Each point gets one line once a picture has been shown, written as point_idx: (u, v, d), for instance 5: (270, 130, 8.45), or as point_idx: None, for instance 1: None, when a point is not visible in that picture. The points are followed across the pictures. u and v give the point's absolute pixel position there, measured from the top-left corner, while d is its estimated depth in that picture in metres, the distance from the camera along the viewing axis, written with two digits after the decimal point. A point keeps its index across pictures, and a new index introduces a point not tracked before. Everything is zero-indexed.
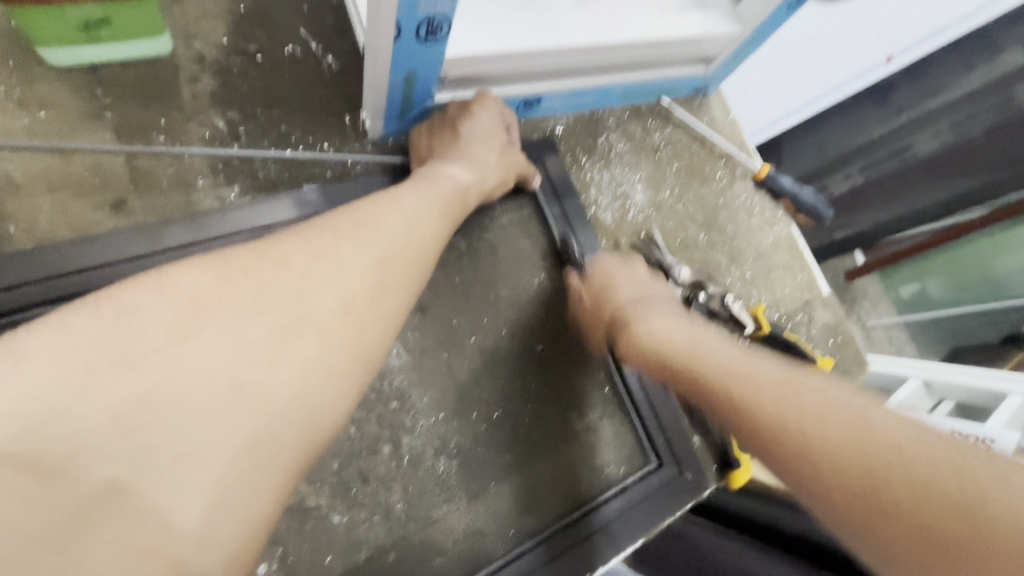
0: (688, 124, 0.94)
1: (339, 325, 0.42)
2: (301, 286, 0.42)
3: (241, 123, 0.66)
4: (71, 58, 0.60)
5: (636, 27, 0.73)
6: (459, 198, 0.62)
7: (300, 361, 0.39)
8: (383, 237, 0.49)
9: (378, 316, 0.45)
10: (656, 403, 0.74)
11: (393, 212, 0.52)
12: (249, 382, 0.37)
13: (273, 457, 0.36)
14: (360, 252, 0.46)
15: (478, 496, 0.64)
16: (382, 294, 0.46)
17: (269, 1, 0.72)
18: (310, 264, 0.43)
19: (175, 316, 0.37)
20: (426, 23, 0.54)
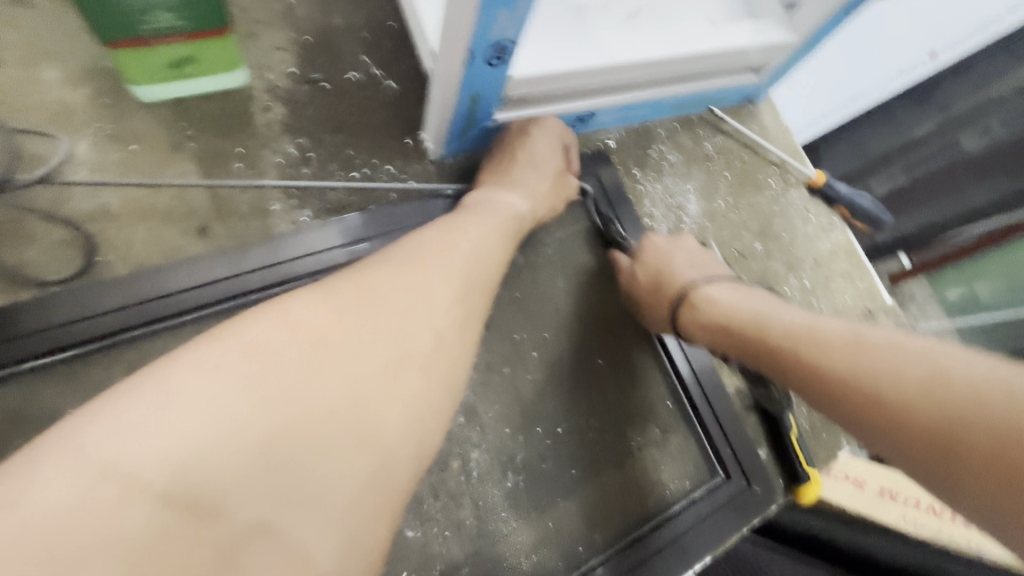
0: (740, 132, 0.94)
1: (435, 360, 0.45)
2: (403, 323, 0.44)
3: (312, 148, 0.69)
4: (158, 92, 0.63)
5: (692, 40, 0.74)
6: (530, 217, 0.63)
7: (406, 398, 0.42)
8: (461, 275, 0.51)
9: (464, 349, 0.48)
10: (722, 417, 0.74)
11: (464, 242, 0.54)
12: (366, 420, 0.39)
13: (385, 494, 0.40)
14: (447, 284, 0.49)
15: (545, 512, 0.64)
16: (468, 327, 0.49)
17: (332, 30, 0.75)
18: (408, 298, 0.45)
19: (300, 354, 0.39)
20: (496, 48, 0.55)
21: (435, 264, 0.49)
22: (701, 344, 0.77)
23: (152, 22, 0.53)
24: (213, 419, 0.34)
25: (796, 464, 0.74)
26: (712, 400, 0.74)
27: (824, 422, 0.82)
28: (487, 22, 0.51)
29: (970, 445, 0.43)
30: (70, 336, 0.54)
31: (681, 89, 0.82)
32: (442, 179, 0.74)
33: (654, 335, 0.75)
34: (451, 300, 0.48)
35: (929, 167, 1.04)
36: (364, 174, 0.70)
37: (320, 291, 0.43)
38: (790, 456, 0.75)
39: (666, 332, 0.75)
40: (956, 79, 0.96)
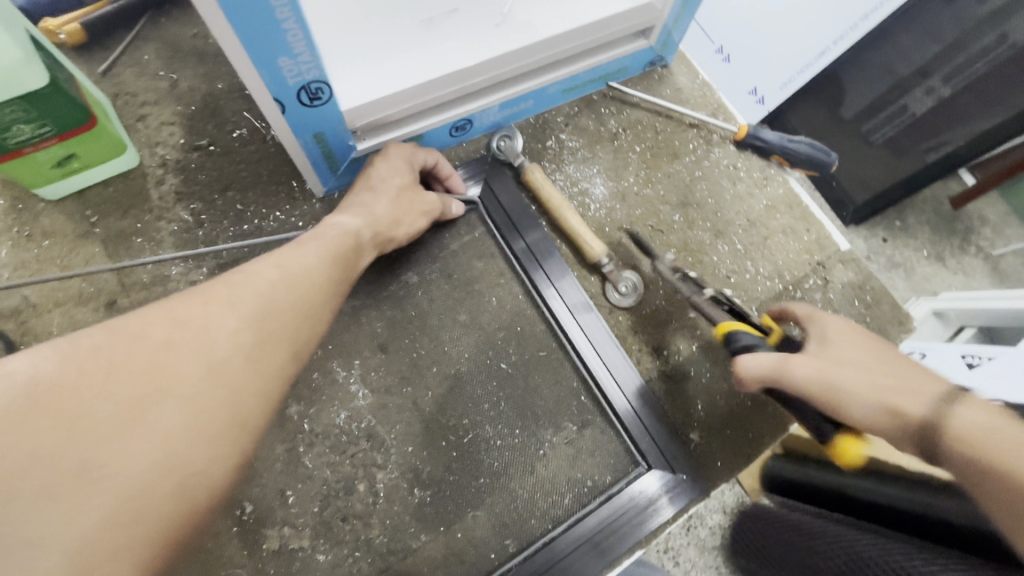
0: (648, 102, 0.89)
1: (209, 387, 0.40)
2: (160, 355, 0.40)
3: (204, 211, 0.75)
4: (58, 190, 0.71)
5: (546, 27, 0.72)
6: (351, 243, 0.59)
7: (160, 434, 0.37)
8: (253, 301, 0.45)
9: (255, 376, 0.43)
10: (639, 405, 0.71)
11: (269, 271, 0.49)
12: (96, 464, 0.34)
13: (132, 535, 0.34)
14: (231, 308, 0.44)
15: (453, 524, 0.65)
16: (269, 351, 0.45)
17: (215, 95, 0.80)
18: (171, 332, 0.41)
19: (3, 407, 0.34)
20: (304, 90, 0.56)
21: (218, 292, 0.45)
22: (608, 334, 0.74)
23: (15, 135, 0.60)
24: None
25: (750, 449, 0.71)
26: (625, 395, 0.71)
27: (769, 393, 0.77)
28: (275, 73, 0.53)
29: None
30: None
31: (559, 75, 0.79)
32: (329, 215, 0.77)
33: (557, 329, 0.74)
34: (239, 324, 0.44)
35: None
36: (254, 225, 0.75)
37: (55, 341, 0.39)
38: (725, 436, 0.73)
39: (571, 327, 0.73)
40: None
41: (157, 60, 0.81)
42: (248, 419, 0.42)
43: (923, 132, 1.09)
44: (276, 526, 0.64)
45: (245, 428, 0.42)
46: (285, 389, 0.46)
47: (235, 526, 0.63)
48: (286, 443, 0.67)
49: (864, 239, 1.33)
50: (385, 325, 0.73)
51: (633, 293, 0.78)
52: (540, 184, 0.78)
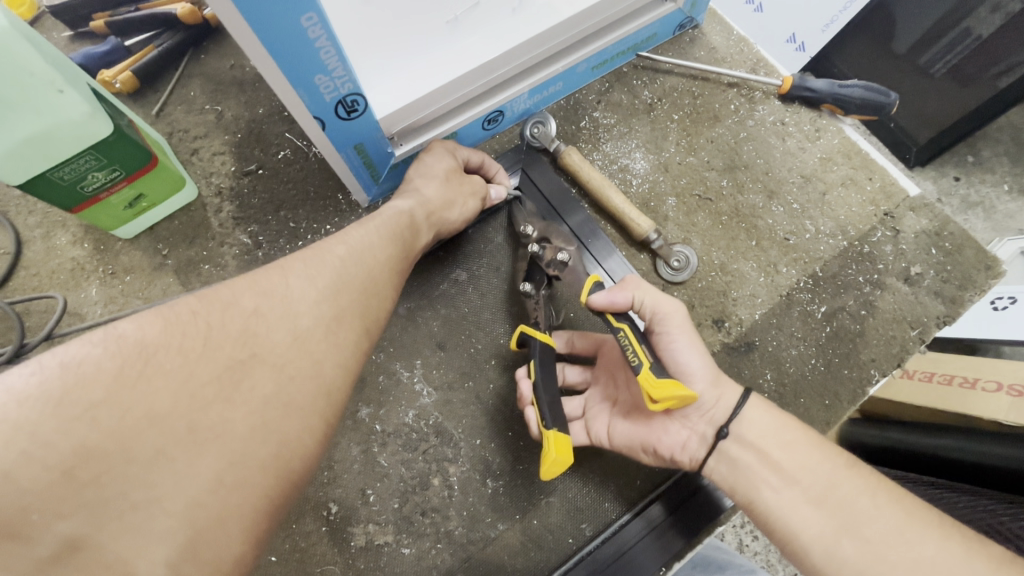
0: (681, 66, 0.86)
1: (292, 358, 0.43)
2: (251, 324, 0.42)
3: (261, 232, 0.79)
4: (133, 228, 0.77)
5: (568, 5, 0.71)
6: (407, 222, 0.61)
7: (256, 399, 0.40)
8: (323, 276, 0.48)
9: (332, 350, 0.45)
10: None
11: (337, 246, 0.51)
12: (205, 423, 0.37)
13: (235, 498, 0.36)
14: (307, 280, 0.47)
15: (529, 512, 0.66)
16: (343, 324, 0.47)
17: (258, 120, 0.84)
18: (258, 302, 0.43)
19: (120, 366, 0.36)
20: (341, 104, 0.58)
21: (295, 269, 0.47)
22: None
23: (91, 183, 0.66)
24: (10, 440, 0.31)
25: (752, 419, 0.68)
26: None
27: (842, 357, 0.73)
28: (313, 91, 0.55)
29: (865, 522, 0.49)
30: None
31: (585, 53, 0.77)
32: None
33: None
34: (316, 297, 0.46)
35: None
36: (309, 240, 0.78)
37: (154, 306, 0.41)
38: None
39: None
40: None
41: (202, 94, 0.86)
42: (332, 391, 0.44)
43: (992, 57, 0.96)
44: (361, 523, 0.67)
45: (329, 398, 0.44)
46: (360, 363, 0.48)
47: (324, 525, 0.67)
48: (362, 444, 0.70)
49: (932, 182, 1.23)
50: (441, 323, 0.74)
51: (686, 266, 0.75)
52: (578, 166, 0.77)
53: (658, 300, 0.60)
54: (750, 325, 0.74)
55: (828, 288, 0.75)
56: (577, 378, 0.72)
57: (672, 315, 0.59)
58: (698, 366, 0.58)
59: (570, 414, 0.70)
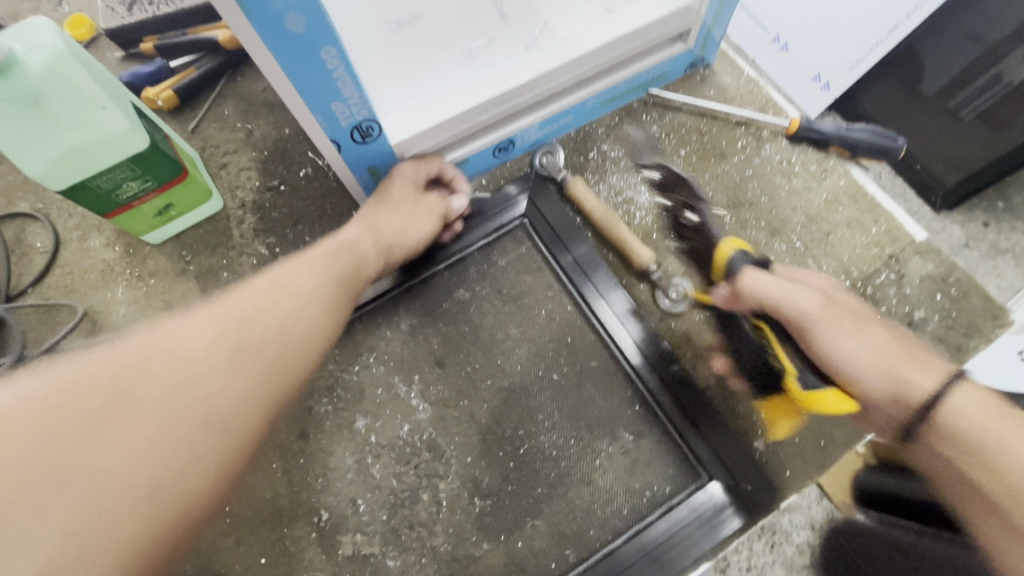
0: (690, 104, 0.89)
1: (177, 398, 0.42)
2: (132, 364, 0.41)
3: (278, 244, 0.83)
4: (161, 235, 0.82)
5: (581, 43, 0.75)
6: (343, 257, 0.60)
7: (129, 440, 0.39)
8: (230, 322, 0.47)
9: (225, 392, 0.44)
10: (684, 402, 0.70)
11: (248, 291, 0.51)
12: (66, 466, 0.36)
13: (98, 541, 0.36)
14: (212, 324, 0.46)
15: (514, 533, 0.67)
16: (249, 369, 0.46)
17: (284, 139, 0.89)
18: (144, 346, 0.43)
19: None
20: (357, 129, 0.62)
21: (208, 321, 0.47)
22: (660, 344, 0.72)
23: (126, 191, 0.71)
24: None
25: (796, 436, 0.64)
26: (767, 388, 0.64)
27: None
28: (331, 117, 0.59)
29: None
30: None
31: (596, 87, 0.81)
32: None
33: (608, 340, 0.74)
34: (212, 339, 0.45)
35: None
36: None
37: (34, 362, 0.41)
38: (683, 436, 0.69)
39: (620, 337, 0.73)
40: None
41: (234, 113, 0.92)
42: (228, 428, 0.44)
43: None
44: (349, 533, 0.68)
45: (226, 440, 0.43)
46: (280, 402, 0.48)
47: (314, 532, 0.68)
48: (356, 454, 0.72)
49: (960, 226, 1.10)
50: (441, 340, 0.77)
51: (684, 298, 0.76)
52: (582, 196, 0.80)
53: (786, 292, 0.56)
54: None
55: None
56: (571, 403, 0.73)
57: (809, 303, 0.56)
58: (860, 355, 0.53)
59: (562, 443, 0.71)
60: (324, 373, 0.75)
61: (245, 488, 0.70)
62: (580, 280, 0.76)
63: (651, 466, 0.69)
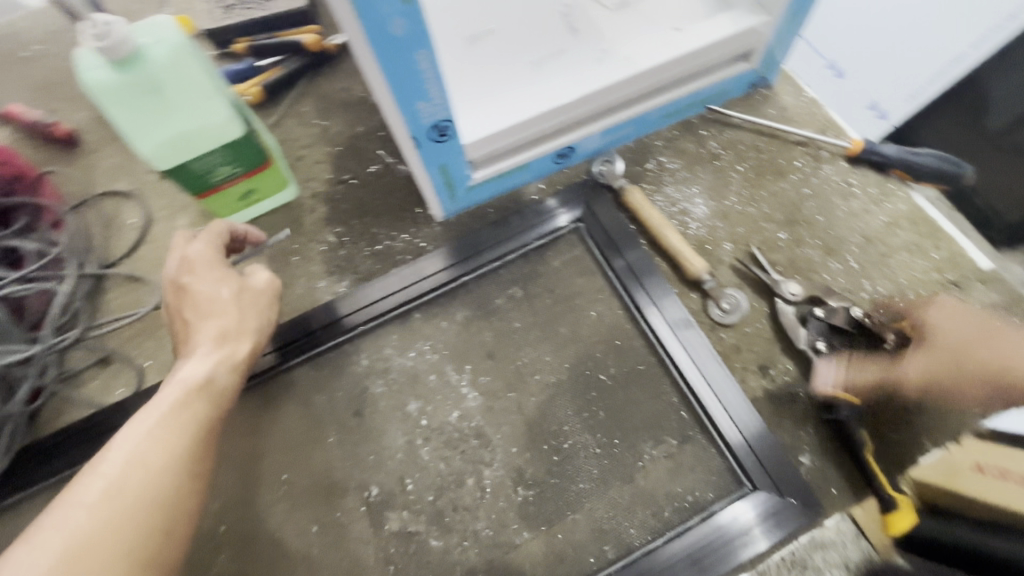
0: (749, 121, 0.90)
1: (108, 546, 0.45)
2: (63, 533, 0.44)
3: (346, 234, 0.88)
4: (241, 218, 0.89)
5: (648, 56, 0.78)
6: (204, 389, 0.59)
7: None
8: (115, 493, 0.48)
9: (143, 529, 0.48)
10: (731, 411, 0.70)
11: (152, 430, 0.53)
12: None
13: None
14: (82, 502, 0.47)
15: (555, 525, 0.69)
16: (103, 559, 0.44)
17: (357, 137, 0.95)
18: (69, 515, 0.46)
19: None
20: (435, 128, 0.66)
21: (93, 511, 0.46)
22: (711, 352, 0.73)
23: (218, 175, 0.77)
24: None
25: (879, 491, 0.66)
26: (851, 426, 0.68)
27: (893, 421, 0.71)
28: (414, 115, 0.63)
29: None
30: None
31: (659, 101, 0.83)
32: (447, 236, 0.87)
33: (658, 345, 0.76)
34: (124, 488, 0.48)
35: None
36: (385, 244, 0.87)
37: None
38: (729, 444, 0.69)
39: (670, 343, 0.74)
40: None
41: (313, 111, 0.99)
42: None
43: None
44: (396, 510, 0.71)
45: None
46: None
47: (363, 506, 0.72)
48: (406, 435, 0.75)
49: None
50: (493, 333, 0.80)
51: (736, 310, 0.77)
52: (639, 204, 0.82)
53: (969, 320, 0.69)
54: (797, 376, 0.74)
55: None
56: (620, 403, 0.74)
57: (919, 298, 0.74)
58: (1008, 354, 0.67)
59: (607, 441, 0.72)
60: (381, 356, 0.79)
61: (302, 459, 0.74)
62: (632, 284, 0.78)
63: (694, 471, 0.70)
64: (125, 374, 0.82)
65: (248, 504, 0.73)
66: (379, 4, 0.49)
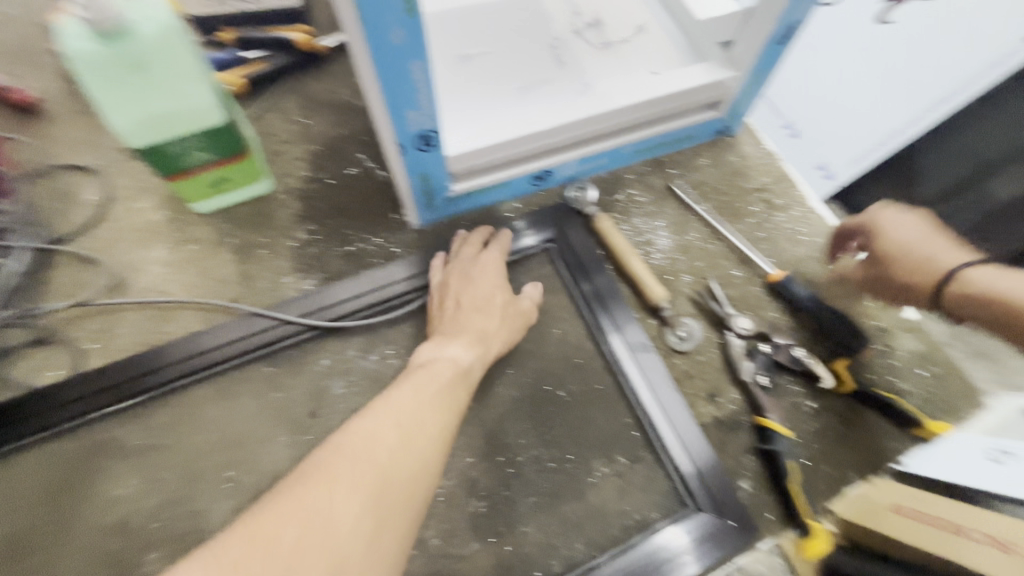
0: (713, 166, 0.97)
1: (387, 473, 0.50)
2: (365, 449, 0.50)
3: (318, 232, 0.88)
4: (209, 205, 0.87)
5: (628, 94, 0.83)
6: (458, 378, 0.65)
7: (358, 509, 0.46)
8: (392, 427, 0.54)
9: (413, 471, 0.52)
10: (681, 434, 0.74)
11: (406, 391, 0.59)
12: (318, 531, 0.43)
13: None
14: (363, 423, 0.54)
15: (504, 537, 0.69)
16: (402, 481, 0.50)
17: (338, 138, 0.96)
18: (363, 437, 0.52)
19: (320, 500, 0.45)
20: (421, 137, 0.68)
21: (309, 479, 0.47)
22: (665, 377, 0.77)
23: (191, 159, 0.76)
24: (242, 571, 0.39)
25: (797, 516, 0.70)
26: (781, 457, 0.72)
27: (824, 453, 0.77)
28: (403, 122, 0.65)
29: None
30: (134, 388, 0.74)
31: (633, 137, 0.89)
32: (420, 244, 0.88)
33: (615, 366, 0.79)
34: (394, 428, 0.54)
35: None
36: (357, 246, 0.87)
37: (314, 458, 0.50)
38: (676, 466, 0.72)
39: (627, 365, 0.78)
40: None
41: (295, 108, 0.99)
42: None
43: None
44: None
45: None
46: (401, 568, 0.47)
47: None
48: None
49: None
50: None
51: (691, 338, 0.81)
52: (608, 231, 0.86)
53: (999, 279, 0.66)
54: (741, 405, 0.79)
55: (820, 386, 0.80)
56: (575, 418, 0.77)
57: (873, 216, 0.80)
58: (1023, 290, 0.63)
59: (560, 457, 0.74)
60: (342, 357, 0.79)
61: (249, 457, 0.72)
62: (596, 306, 0.82)
63: (642, 490, 0.72)
64: (64, 355, 0.77)
65: (188, 500, 0.70)
66: (383, 14, 0.51)
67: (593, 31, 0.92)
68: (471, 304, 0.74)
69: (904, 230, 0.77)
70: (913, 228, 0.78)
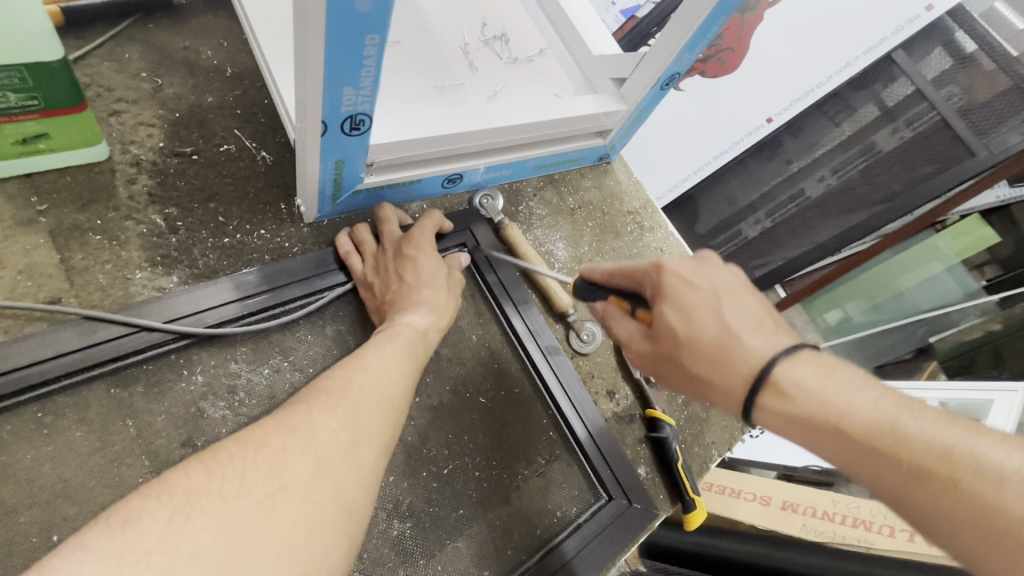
0: (597, 187, 1.08)
1: (366, 408, 0.52)
2: (338, 389, 0.52)
3: (179, 217, 0.70)
4: (5, 168, 0.63)
5: (539, 110, 0.86)
6: (420, 343, 0.65)
7: (336, 434, 0.48)
8: (372, 371, 0.56)
9: (385, 418, 0.53)
10: (592, 429, 0.79)
11: (381, 344, 0.61)
12: (297, 445, 0.45)
13: (332, 510, 0.43)
14: (337, 369, 0.55)
15: (434, 557, 0.65)
16: (377, 418, 0.52)
17: (203, 106, 0.78)
18: (340, 381, 0.53)
19: (302, 423, 0.47)
20: (350, 119, 0.61)
21: (290, 407, 0.49)
22: (575, 376, 0.82)
23: None
24: (229, 473, 0.40)
25: (684, 493, 0.82)
26: (669, 442, 0.83)
27: (694, 437, 0.91)
28: (336, 98, 0.57)
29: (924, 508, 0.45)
30: None
31: (538, 152, 0.93)
32: (317, 241, 0.77)
33: (531, 370, 0.81)
34: (379, 374, 0.57)
35: (852, 168, 1.29)
36: (237, 238, 0.72)
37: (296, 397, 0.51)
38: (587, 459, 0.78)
39: (543, 367, 0.81)
40: (793, 138, 1.34)
41: (140, 61, 0.78)
42: (354, 510, 0.45)
43: (757, 252, 1.38)
44: None
45: (352, 518, 0.45)
46: (376, 487, 0.49)
47: None
48: None
49: None
50: None
51: (592, 341, 0.88)
52: (517, 238, 0.89)
53: (803, 369, 0.50)
54: (633, 401, 0.88)
55: None
56: (496, 424, 0.76)
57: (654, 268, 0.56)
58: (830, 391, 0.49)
59: (484, 464, 0.72)
60: (224, 372, 0.64)
61: (88, 512, 0.53)
62: (509, 307, 0.83)
63: (559, 486, 0.75)
64: None
65: None
66: None
67: (501, 44, 0.94)
68: (420, 280, 0.71)
69: (692, 285, 0.54)
70: (751, 302, 0.54)
